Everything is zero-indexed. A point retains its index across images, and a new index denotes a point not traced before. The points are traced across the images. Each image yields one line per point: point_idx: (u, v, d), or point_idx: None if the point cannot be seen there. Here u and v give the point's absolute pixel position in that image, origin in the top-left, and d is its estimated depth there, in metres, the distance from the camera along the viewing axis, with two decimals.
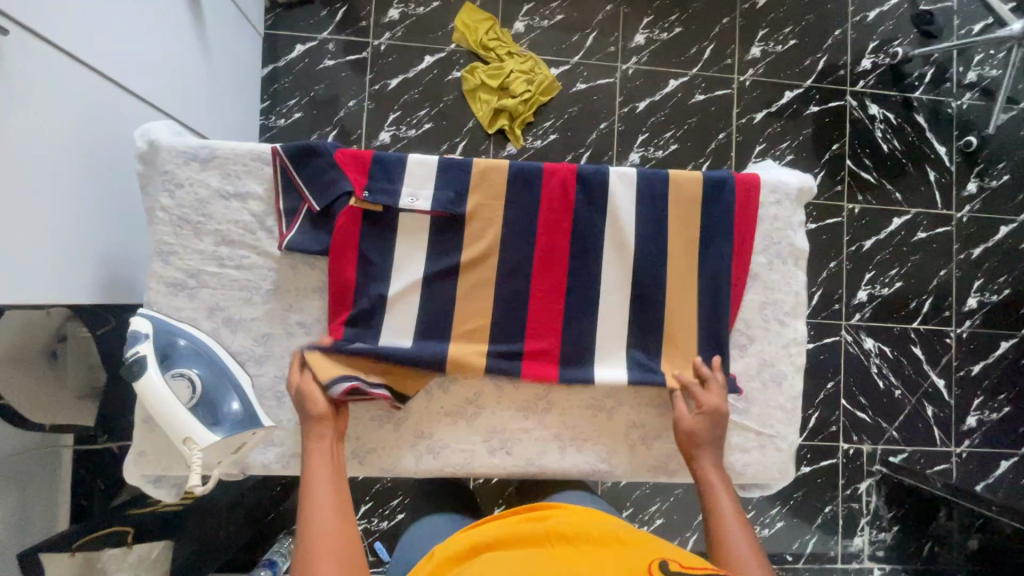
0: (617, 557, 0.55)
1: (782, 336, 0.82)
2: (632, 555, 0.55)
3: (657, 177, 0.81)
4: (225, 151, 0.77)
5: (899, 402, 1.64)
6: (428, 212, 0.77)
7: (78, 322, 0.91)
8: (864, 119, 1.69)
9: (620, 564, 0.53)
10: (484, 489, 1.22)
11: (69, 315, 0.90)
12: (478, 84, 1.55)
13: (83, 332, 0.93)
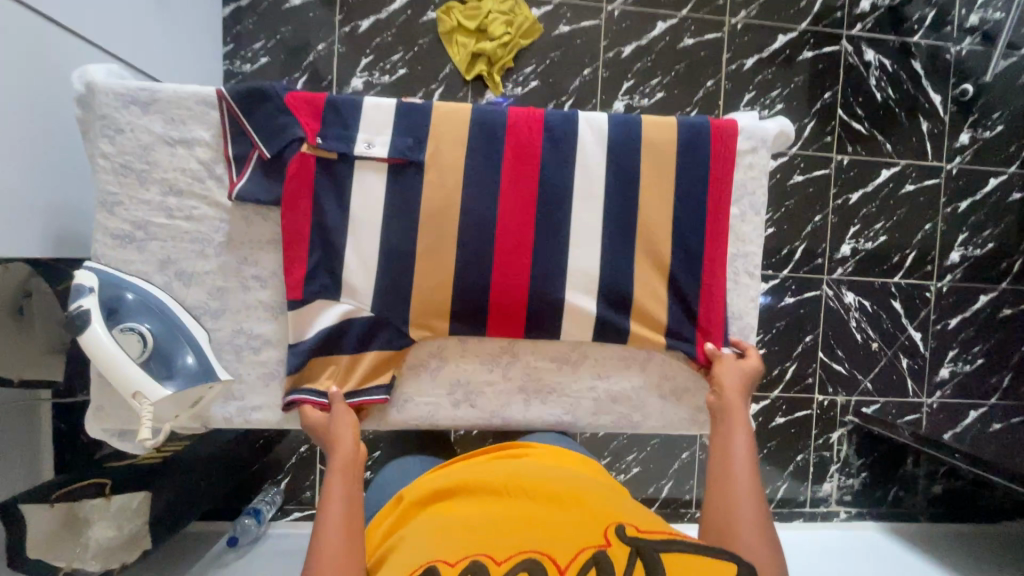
0: (574, 514, 0.53)
1: (751, 287, 0.81)
2: (590, 513, 0.53)
3: (630, 123, 0.78)
4: (167, 93, 0.72)
5: (875, 355, 1.66)
6: (387, 159, 0.74)
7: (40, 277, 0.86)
8: (860, 65, 1.62)
9: (579, 522, 0.52)
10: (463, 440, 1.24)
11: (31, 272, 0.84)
12: (454, 26, 1.47)
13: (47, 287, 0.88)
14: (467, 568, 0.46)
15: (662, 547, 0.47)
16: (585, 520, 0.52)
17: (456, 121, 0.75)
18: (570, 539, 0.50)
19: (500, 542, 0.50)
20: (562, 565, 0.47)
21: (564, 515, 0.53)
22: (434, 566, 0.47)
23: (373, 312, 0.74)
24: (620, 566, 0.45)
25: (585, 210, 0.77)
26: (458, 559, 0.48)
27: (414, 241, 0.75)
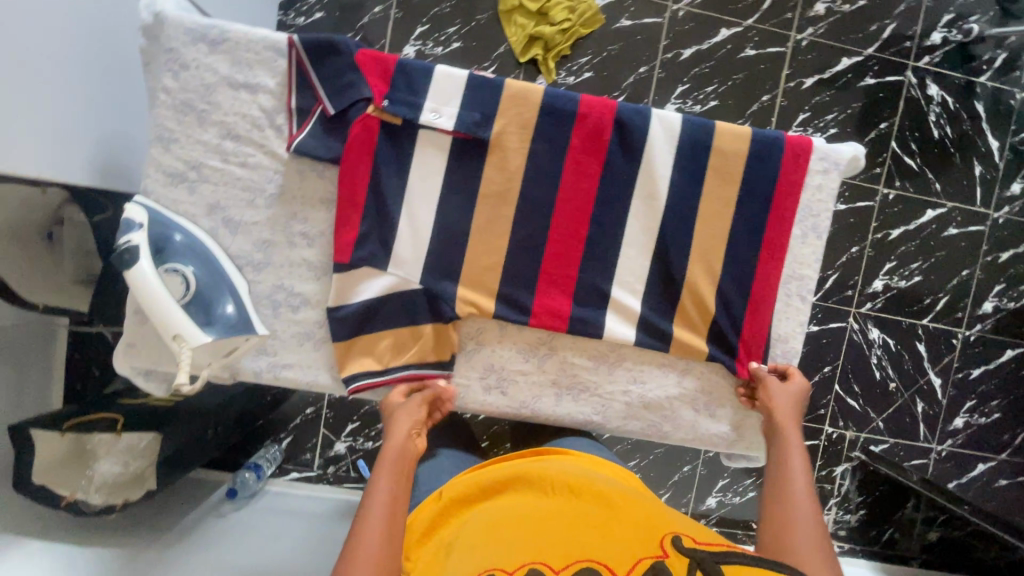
0: (627, 517, 0.54)
1: (801, 311, 0.79)
2: (644, 521, 0.53)
3: (703, 128, 0.75)
4: (236, 34, 0.70)
5: (891, 395, 1.64)
6: (451, 132, 0.72)
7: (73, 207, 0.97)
8: (921, 99, 1.58)
9: (631, 526, 0.52)
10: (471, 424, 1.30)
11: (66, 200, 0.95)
12: (515, 6, 1.44)
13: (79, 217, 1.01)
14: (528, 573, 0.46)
15: (722, 559, 0.47)
16: (638, 526, 0.52)
17: (526, 101, 0.73)
18: (627, 547, 0.49)
19: (556, 547, 0.50)
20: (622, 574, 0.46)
21: (619, 521, 0.53)
22: (494, 572, 0.47)
23: (418, 285, 0.73)
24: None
25: (645, 211, 0.75)
26: (517, 564, 0.48)
27: (468, 218, 0.74)
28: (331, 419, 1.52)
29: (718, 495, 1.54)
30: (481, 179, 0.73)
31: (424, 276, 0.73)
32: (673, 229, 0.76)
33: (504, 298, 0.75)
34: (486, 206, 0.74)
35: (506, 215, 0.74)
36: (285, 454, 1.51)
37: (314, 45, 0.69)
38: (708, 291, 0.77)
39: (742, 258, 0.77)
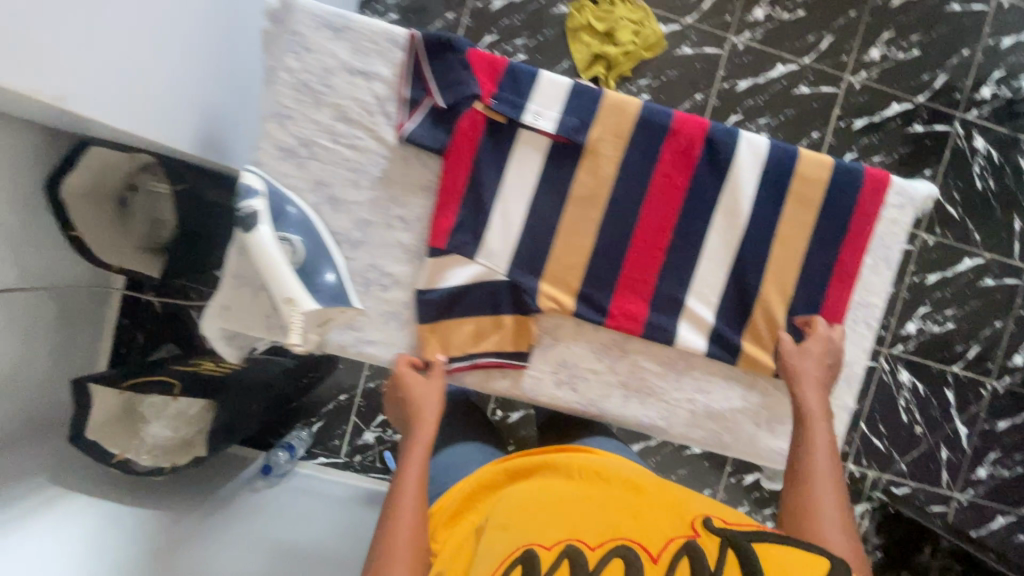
0: (652, 505, 0.58)
1: (866, 338, 0.82)
2: (666, 508, 0.57)
3: (788, 154, 0.78)
4: (360, 24, 0.74)
5: (916, 438, 1.64)
6: (551, 134, 0.75)
7: (147, 177, 1.12)
8: (967, 150, 1.62)
9: (659, 514, 0.56)
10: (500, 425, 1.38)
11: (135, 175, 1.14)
12: (582, 25, 1.49)
13: (153, 186, 1.13)
14: (565, 550, 0.51)
15: (751, 538, 0.49)
16: (664, 513, 0.56)
17: (624, 112, 0.76)
18: (659, 529, 0.53)
19: (586, 528, 0.55)
20: (654, 553, 0.50)
21: (651, 507, 0.57)
22: (534, 550, 0.53)
23: (504, 277, 0.76)
24: (711, 554, 0.48)
25: (726, 227, 0.78)
26: (553, 543, 0.53)
27: (557, 218, 0.77)
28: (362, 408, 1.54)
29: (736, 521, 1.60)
30: (575, 182, 0.77)
31: (510, 268, 0.76)
32: (751, 246, 0.79)
33: (584, 298, 0.77)
34: (576, 208, 0.77)
35: (593, 218, 0.77)
36: (313, 438, 1.53)
37: (431, 40, 0.73)
38: (779, 310, 0.79)
39: (814, 281, 0.80)
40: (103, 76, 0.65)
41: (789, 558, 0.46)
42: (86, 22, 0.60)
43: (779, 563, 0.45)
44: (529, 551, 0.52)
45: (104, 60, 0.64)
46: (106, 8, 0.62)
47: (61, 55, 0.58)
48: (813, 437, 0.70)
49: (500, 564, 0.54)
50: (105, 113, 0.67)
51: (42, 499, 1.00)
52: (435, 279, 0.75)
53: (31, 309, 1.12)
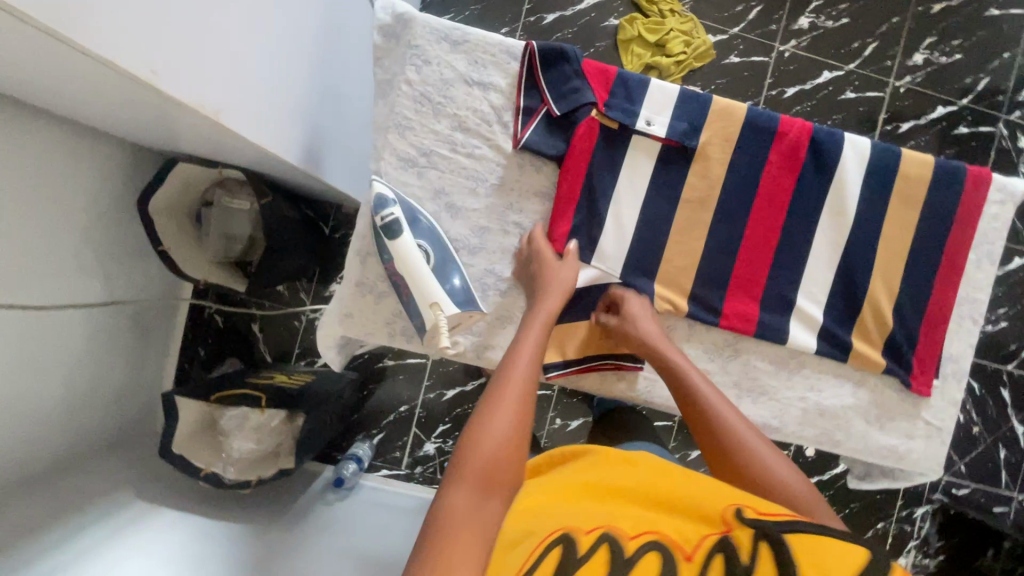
0: (681, 489, 0.54)
1: (972, 333, 0.82)
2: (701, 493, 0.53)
3: (892, 153, 0.80)
4: (476, 37, 0.76)
5: (975, 438, 1.64)
6: (662, 139, 0.77)
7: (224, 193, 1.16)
8: (1012, 151, 1.63)
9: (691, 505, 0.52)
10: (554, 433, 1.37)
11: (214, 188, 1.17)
12: (634, 36, 1.51)
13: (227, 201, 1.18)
14: (601, 539, 0.47)
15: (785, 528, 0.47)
16: (698, 501, 0.52)
17: (732, 116, 0.78)
18: (690, 525, 0.51)
19: (622, 519, 0.50)
20: (689, 552, 0.47)
21: (678, 490, 0.54)
22: (570, 531, 0.48)
23: (618, 280, 0.78)
24: (745, 546, 0.46)
25: (832, 226, 0.80)
26: (590, 527, 0.49)
27: (669, 221, 0.78)
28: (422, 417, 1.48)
29: None
30: (685, 185, 0.78)
31: (625, 271, 0.78)
32: (858, 245, 0.80)
33: (697, 299, 0.79)
34: (687, 210, 0.78)
35: (704, 220, 0.79)
36: (374, 451, 1.47)
37: (547, 51, 0.76)
38: (888, 306, 0.80)
39: (922, 278, 0.81)
40: (245, 91, 0.67)
41: (825, 547, 0.44)
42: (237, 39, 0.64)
43: (816, 553, 0.44)
44: (564, 534, 0.48)
45: (253, 78, 0.69)
46: (251, 27, 0.66)
47: (224, 75, 0.62)
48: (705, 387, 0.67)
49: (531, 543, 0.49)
50: (248, 126, 0.70)
51: (132, 514, 0.98)
52: None
53: (111, 324, 1.13)
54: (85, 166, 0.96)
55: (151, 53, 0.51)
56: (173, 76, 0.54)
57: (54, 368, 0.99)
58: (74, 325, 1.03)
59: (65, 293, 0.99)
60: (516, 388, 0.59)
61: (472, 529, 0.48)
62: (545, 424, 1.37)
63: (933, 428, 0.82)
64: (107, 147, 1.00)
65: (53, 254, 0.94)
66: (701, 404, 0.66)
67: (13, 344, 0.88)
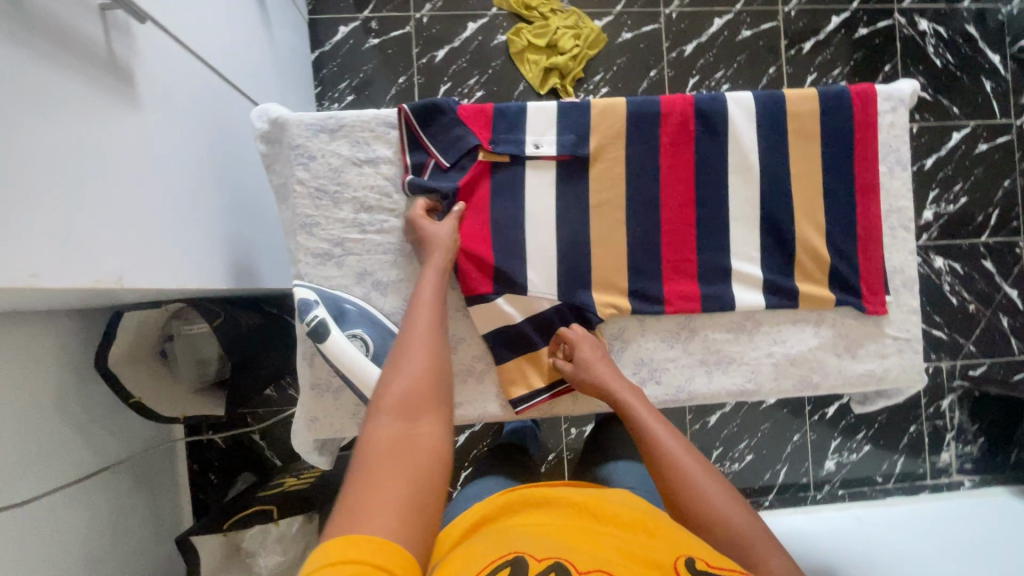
0: (642, 542, 0.56)
1: (909, 239, 0.83)
2: (661, 546, 0.55)
3: (777, 98, 0.81)
4: (351, 118, 0.78)
5: (974, 316, 1.63)
6: (555, 156, 0.79)
7: (180, 322, 1.19)
8: (916, 35, 1.64)
9: (647, 551, 0.54)
10: (572, 444, 1.38)
11: (167, 322, 1.19)
12: (524, 46, 1.53)
13: (186, 331, 1.21)
14: (552, 565, 0.50)
15: None
16: (655, 552, 0.54)
17: (614, 113, 0.80)
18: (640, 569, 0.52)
19: (579, 553, 0.53)
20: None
21: (640, 542, 0.56)
22: (523, 557, 0.52)
23: (558, 300, 0.79)
24: None
25: (742, 184, 0.81)
26: (544, 556, 0.52)
27: (588, 230, 0.80)
28: None
29: (835, 456, 1.58)
30: (591, 191, 0.80)
31: (562, 290, 0.79)
32: (773, 193, 0.81)
33: (638, 294, 0.80)
34: (602, 214, 0.80)
35: (621, 218, 0.80)
36: None
37: (421, 109, 0.77)
38: (821, 242, 0.81)
39: (844, 204, 0.82)
40: (151, 245, 0.69)
41: None
42: (124, 204, 0.66)
43: None
44: (516, 558, 0.52)
45: (150, 233, 0.70)
46: (135, 185, 0.68)
47: (116, 244, 0.63)
48: (656, 421, 0.69)
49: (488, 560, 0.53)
50: (161, 278, 0.71)
51: None
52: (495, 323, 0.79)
53: (112, 485, 1.14)
54: (38, 348, 0.98)
55: (29, 259, 0.52)
56: (59, 271, 0.55)
57: (65, 550, 0.99)
58: (73, 502, 1.03)
59: (55, 474, 1.00)
60: (420, 332, 0.65)
61: (394, 447, 0.53)
62: (560, 434, 1.37)
63: (903, 340, 0.83)
64: (54, 323, 1.01)
65: (32, 443, 0.95)
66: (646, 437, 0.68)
67: (15, 543, 0.89)
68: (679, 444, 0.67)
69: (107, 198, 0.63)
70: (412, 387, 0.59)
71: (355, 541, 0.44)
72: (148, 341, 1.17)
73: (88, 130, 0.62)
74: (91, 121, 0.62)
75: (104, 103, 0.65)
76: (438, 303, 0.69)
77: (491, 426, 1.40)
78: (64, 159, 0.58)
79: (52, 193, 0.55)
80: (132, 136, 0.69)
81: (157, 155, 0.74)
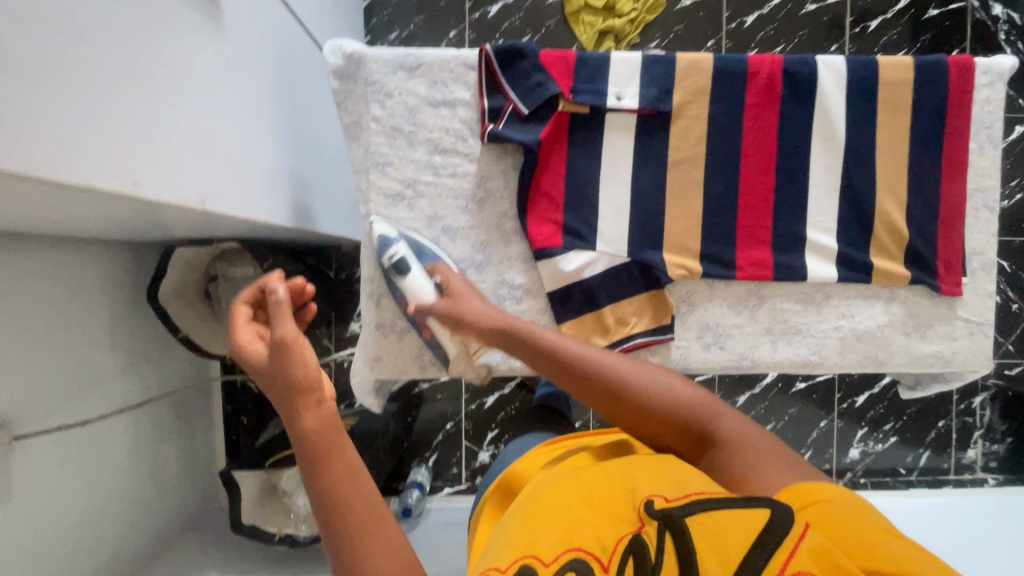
0: (602, 493, 0.48)
1: (991, 221, 0.81)
2: (619, 497, 0.48)
3: (870, 64, 0.78)
4: (430, 57, 0.76)
5: (1016, 316, 1.56)
6: (637, 110, 0.76)
7: (219, 263, 1.14)
8: (988, 20, 1.52)
9: (609, 504, 0.47)
10: (602, 414, 1.38)
11: (212, 258, 1.14)
12: (580, 6, 1.44)
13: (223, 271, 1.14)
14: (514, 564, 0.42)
15: (693, 513, 0.42)
16: (618, 509, 0.46)
17: (701, 70, 0.77)
18: (606, 530, 0.44)
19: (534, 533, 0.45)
20: (606, 561, 0.42)
21: (597, 496, 0.48)
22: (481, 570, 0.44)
23: (628, 258, 0.78)
24: (658, 551, 0.41)
25: (824, 153, 0.79)
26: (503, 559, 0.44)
27: (664, 189, 0.78)
28: (469, 430, 1.42)
29: (860, 445, 1.58)
30: (671, 149, 0.78)
31: (633, 248, 0.78)
32: (857, 164, 0.79)
33: (711, 258, 0.79)
34: (680, 174, 0.78)
35: (698, 180, 0.78)
36: (433, 473, 1.42)
37: (501, 51, 0.75)
38: (901, 217, 0.79)
39: (930, 180, 0.79)
40: (229, 170, 0.69)
41: (728, 527, 0.40)
42: (206, 123, 0.65)
43: (716, 536, 0.40)
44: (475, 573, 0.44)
45: (227, 157, 0.69)
46: (216, 107, 0.67)
47: (202, 163, 0.63)
48: (590, 357, 0.63)
49: None
50: (236, 205, 0.70)
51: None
52: (565, 277, 0.77)
53: (156, 419, 1.17)
54: (90, 276, 0.98)
55: (128, 167, 0.51)
56: (155, 183, 0.55)
57: (110, 475, 1.02)
58: (120, 430, 1.05)
59: (103, 401, 1.01)
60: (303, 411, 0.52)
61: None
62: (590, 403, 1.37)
63: (974, 324, 0.81)
64: (106, 252, 1.01)
65: (82, 368, 0.97)
66: (605, 386, 0.61)
67: (60, 462, 0.91)
68: (625, 364, 0.62)
69: (193, 115, 0.62)
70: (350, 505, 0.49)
71: None
72: (191, 282, 1.15)
73: (182, 45, 0.61)
74: (179, 33, 0.61)
75: (192, 17, 0.63)
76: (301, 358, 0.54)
77: (522, 390, 1.40)
78: (155, 69, 0.57)
79: (145, 103, 0.55)
80: (216, 57, 0.68)
81: (236, 80, 0.73)
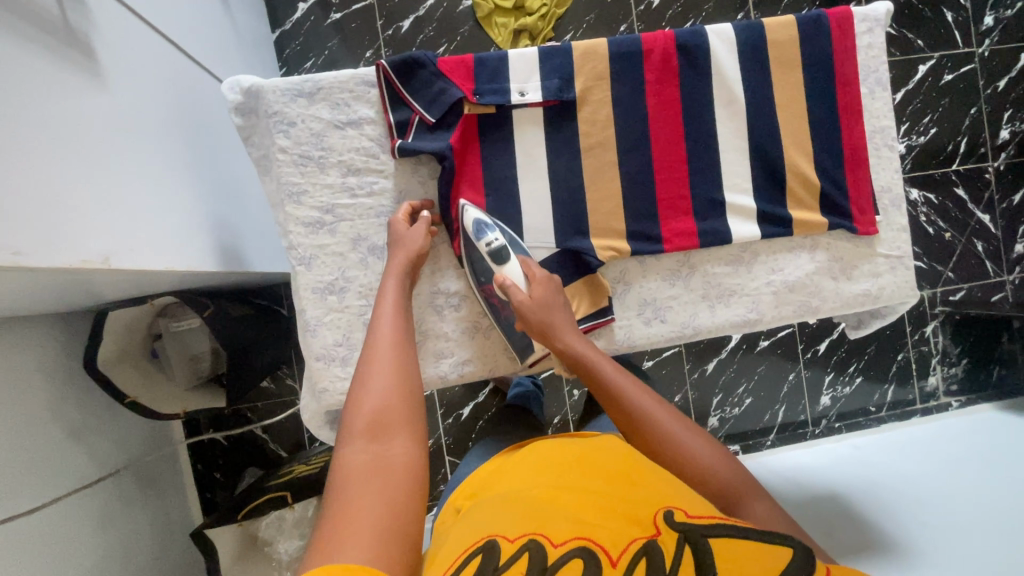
0: (624, 493, 0.53)
1: (893, 157, 0.85)
2: (637, 499, 0.51)
3: (756, 26, 0.81)
4: (328, 80, 0.75)
5: (950, 244, 1.63)
6: (541, 103, 0.77)
7: (164, 318, 1.13)
8: None
9: (632, 503, 0.51)
10: (577, 405, 1.38)
11: (156, 313, 1.12)
12: (491, 9, 1.44)
13: (173, 324, 1.14)
14: (526, 543, 0.45)
15: (710, 532, 0.45)
16: (636, 509, 0.50)
17: (598, 56, 0.78)
18: (619, 526, 0.48)
19: (549, 522, 0.48)
20: (614, 556, 0.44)
21: (618, 496, 0.52)
22: (496, 540, 0.47)
23: (559, 246, 0.79)
24: (669, 554, 0.43)
25: (729, 119, 0.81)
26: (517, 535, 0.47)
27: (582, 175, 0.79)
28: (450, 445, 1.40)
29: (829, 391, 1.63)
30: (582, 137, 0.79)
31: (562, 237, 0.79)
32: (761, 123, 0.81)
33: (639, 236, 0.80)
34: (595, 159, 0.79)
35: (614, 162, 0.79)
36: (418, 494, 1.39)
37: (398, 63, 0.75)
38: (811, 168, 0.82)
39: (831, 128, 0.82)
40: (138, 226, 0.67)
41: (750, 555, 0.42)
42: (100, 182, 0.63)
43: (738, 560, 0.42)
44: (489, 542, 0.46)
45: (134, 212, 0.67)
46: (111, 163, 0.65)
47: (100, 221, 0.61)
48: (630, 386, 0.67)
49: (446, 565, 0.47)
50: (152, 259, 0.68)
51: None
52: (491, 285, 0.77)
53: (118, 492, 1.11)
54: (24, 356, 0.94)
55: (5, 238, 0.49)
56: (43, 250, 0.53)
57: (79, 557, 0.97)
58: (81, 510, 1.01)
59: (59, 480, 0.98)
60: (387, 340, 0.63)
61: (368, 476, 0.50)
62: (565, 396, 1.37)
63: (895, 257, 0.85)
64: (35, 329, 0.97)
65: (30, 450, 0.93)
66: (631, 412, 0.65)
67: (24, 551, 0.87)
68: (659, 407, 0.65)
69: (82, 177, 0.60)
70: (386, 408, 0.56)
71: (335, 562, 0.41)
72: (137, 344, 1.13)
73: (55, 104, 0.58)
74: (52, 93, 0.58)
75: (64, 74, 0.61)
76: (405, 308, 0.68)
77: (495, 396, 1.39)
78: (27, 133, 0.54)
79: (19, 168, 0.52)
80: (101, 112, 0.65)
81: (131, 133, 0.70)
